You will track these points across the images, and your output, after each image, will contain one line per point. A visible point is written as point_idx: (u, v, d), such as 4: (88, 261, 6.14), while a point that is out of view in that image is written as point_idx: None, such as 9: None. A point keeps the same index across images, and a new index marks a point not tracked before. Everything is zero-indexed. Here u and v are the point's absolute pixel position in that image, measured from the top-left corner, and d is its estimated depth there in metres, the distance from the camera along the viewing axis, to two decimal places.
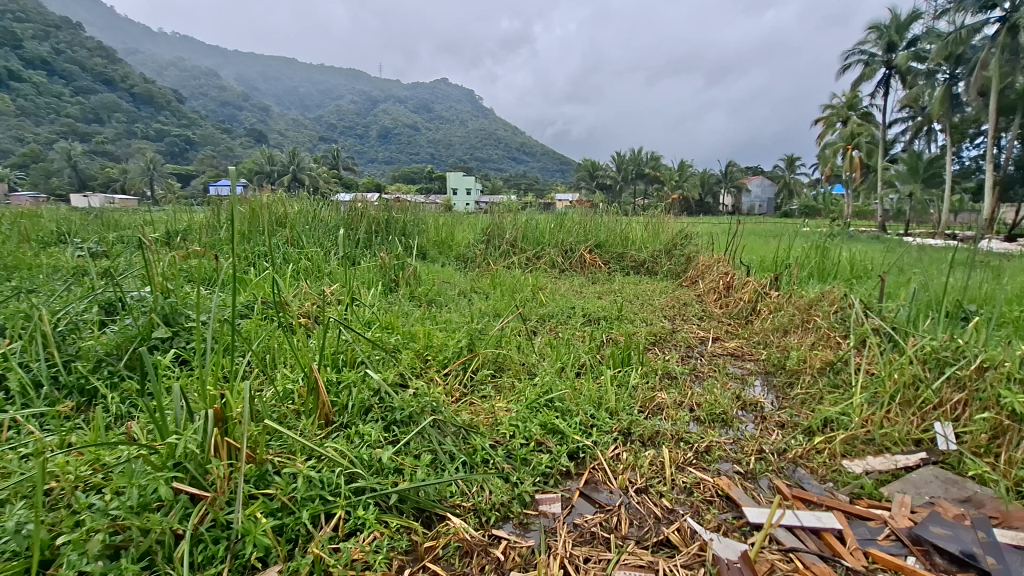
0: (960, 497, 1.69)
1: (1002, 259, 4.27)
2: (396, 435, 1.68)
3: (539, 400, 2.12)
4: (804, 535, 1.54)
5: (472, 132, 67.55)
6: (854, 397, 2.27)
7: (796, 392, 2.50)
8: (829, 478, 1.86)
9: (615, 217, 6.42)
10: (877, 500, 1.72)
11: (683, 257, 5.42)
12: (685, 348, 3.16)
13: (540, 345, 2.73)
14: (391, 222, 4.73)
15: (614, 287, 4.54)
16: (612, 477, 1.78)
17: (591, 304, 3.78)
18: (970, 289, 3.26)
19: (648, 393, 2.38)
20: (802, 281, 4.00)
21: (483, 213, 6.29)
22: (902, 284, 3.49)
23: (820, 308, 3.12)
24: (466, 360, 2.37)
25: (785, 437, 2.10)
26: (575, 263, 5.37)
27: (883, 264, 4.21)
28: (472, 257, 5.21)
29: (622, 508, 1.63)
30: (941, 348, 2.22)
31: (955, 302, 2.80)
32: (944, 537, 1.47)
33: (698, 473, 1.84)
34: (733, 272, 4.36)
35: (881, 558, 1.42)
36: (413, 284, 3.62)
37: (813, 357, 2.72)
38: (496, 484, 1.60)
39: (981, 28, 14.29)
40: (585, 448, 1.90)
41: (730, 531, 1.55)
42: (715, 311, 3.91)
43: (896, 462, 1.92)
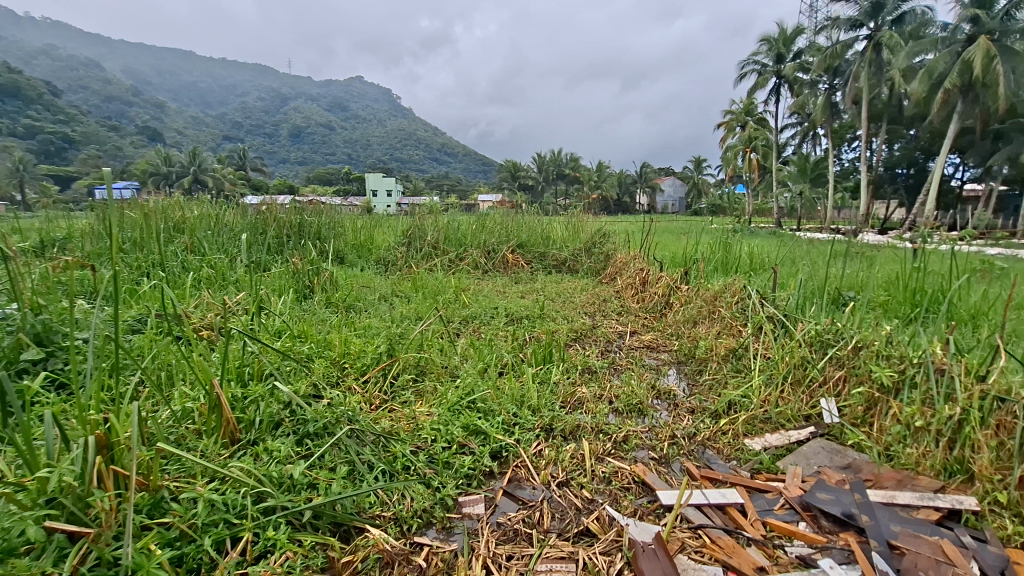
0: (842, 465, 1.88)
1: (874, 249, 4.81)
2: (309, 449, 1.61)
3: (461, 402, 2.12)
4: (710, 512, 1.65)
5: (392, 132, 66.21)
6: (753, 380, 2.48)
7: (704, 378, 2.68)
8: (733, 457, 2.01)
9: (537, 216, 6.55)
10: (773, 473, 1.89)
11: (602, 255, 5.63)
12: (604, 342, 3.28)
13: (463, 347, 2.73)
14: (305, 225, 4.52)
15: (536, 286, 4.62)
16: (535, 473, 1.82)
17: (514, 303, 3.83)
18: (848, 277, 3.64)
19: (569, 388, 2.45)
20: (708, 274, 4.28)
21: (403, 215, 6.17)
22: (792, 275, 3.84)
23: (724, 299, 3.35)
24: (385, 366, 2.32)
25: (694, 421, 2.24)
26: (498, 263, 5.42)
27: (777, 256, 4.61)
28: (393, 260, 5.12)
29: (544, 502, 1.67)
30: (824, 331, 2.47)
31: (834, 290, 3.13)
32: (829, 501, 1.64)
33: (617, 462, 1.92)
34: (647, 268, 4.58)
35: (777, 527, 1.56)
36: (329, 290, 3.49)
37: (718, 345, 2.93)
38: (417, 491, 1.58)
39: (853, 43, 15.99)
40: (507, 446, 1.92)
41: (645, 514, 1.64)
42: (632, 306, 4.10)
43: (790, 437, 2.10)
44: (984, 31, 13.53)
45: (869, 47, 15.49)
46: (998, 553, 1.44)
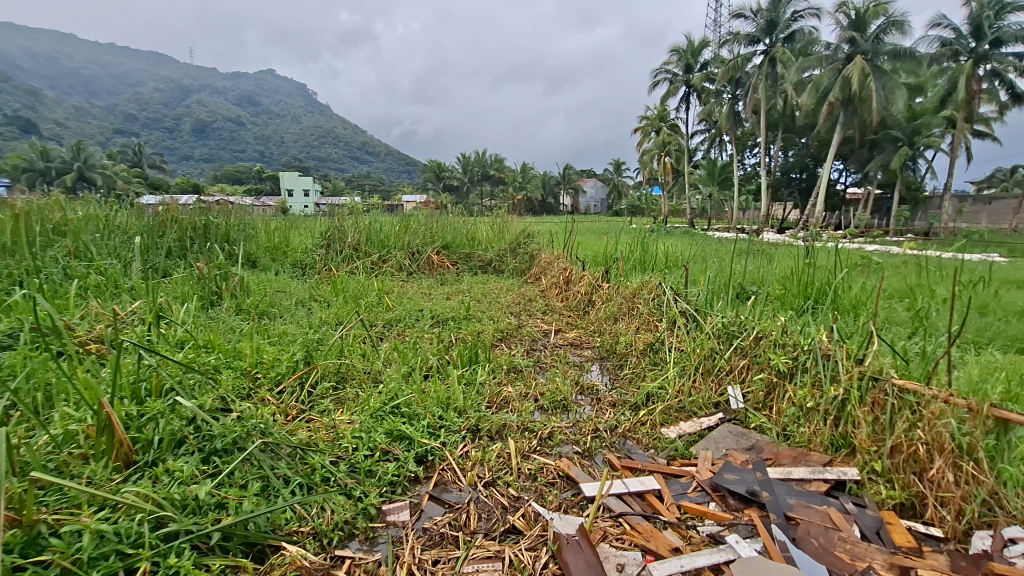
0: (746, 446, 2.04)
1: (772, 247, 5.24)
2: (216, 467, 1.51)
3: (384, 408, 2.07)
4: (630, 500, 1.72)
5: (309, 130, 63.33)
6: (668, 372, 2.62)
7: (625, 372, 2.80)
8: (651, 446, 2.11)
9: (461, 217, 6.54)
10: (687, 458, 2.01)
11: (527, 256, 5.73)
12: (530, 341, 3.34)
13: (386, 351, 2.67)
14: (212, 227, 4.21)
15: (462, 287, 4.61)
16: (461, 475, 1.81)
17: (439, 305, 3.80)
18: (750, 273, 3.94)
19: (495, 388, 2.47)
20: (627, 272, 4.47)
21: (322, 216, 5.91)
22: (702, 271, 4.09)
23: (642, 296, 3.50)
24: (302, 374, 2.22)
25: (615, 414, 2.34)
26: (423, 265, 5.36)
27: (689, 255, 4.90)
28: (311, 262, 4.91)
29: (470, 503, 1.67)
30: (730, 323, 2.65)
31: (738, 285, 3.37)
32: (734, 481, 1.77)
33: (542, 458, 1.96)
34: (571, 268, 4.71)
35: (689, 508, 1.66)
36: (240, 296, 3.28)
37: (637, 340, 3.07)
38: (338, 502, 1.53)
39: (752, 57, 17.32)
40: (433, 450, 1.90)
41: (569, 507, 1.68)
42: (557, 305, 4.20)
43: (701, 424, 2.24)
44: (859, 52, 15.15)
45: (765, 61, 16.85)
46: (875, 515, 1.61)
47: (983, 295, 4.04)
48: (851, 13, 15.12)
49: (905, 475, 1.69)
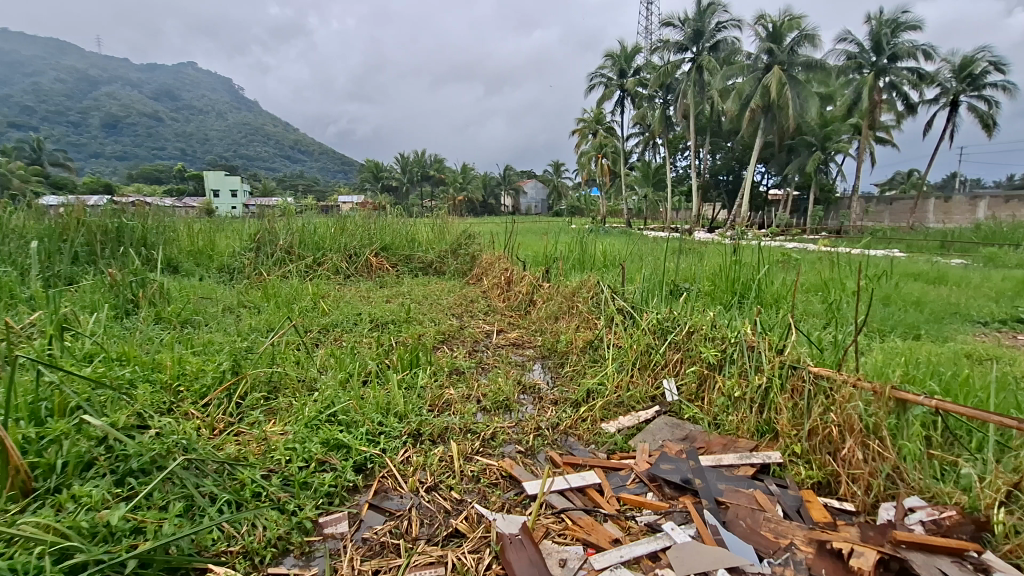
0: (681, 437, 2.13)
1: (703, 245, 5.48)
2: (132, 489, 1.40)
3: (319, 417, 1.99)
4: (572, 495, 1.76)
5: (237, 127, 60.08)
6: (607, 368, 2.70)
7: (566, 370, 2.86)
8: (592, 441, 2.16)
9: (401, 218, 6.41)
10: (626, 452, 2.07)
11: (468, 257, 5.71)
12: (472, 342, 3.33)
13: (322, 358, 2.58)
14: (126, 230, 3.90)
15: (402, 289, 4.53)
16: (403, 481, 1.78)
17: (378, 308, 3.72)
18: (683, 270, 4.10)
19: (436, 391, 2.44)
20: (566, 271, 4.55)
21: (251, 218, 5.62)
22: (637, 270, 4.23)
23: (581, 294, 3.57)
24: (229, 386, 2.10)
25: (557, 412, 2.37)
26: (361, 268, 5.22)
27: (625, 254, 5.05)
28: (239, 267, 4.66)
29: (412, 509, 1.64)
30: (664, 319, 2.75)
31: (671, 282, 3.51)
32: (670, 470, 1.84)
33: (485, 459, 1.96)
34: (511, 268, 4.73)
35: (629, 500, 1.71)
36: (159, 304, 3.05)
37: (577, 338, 3.14)
38: (270, 518, 1.47)
39: (681, 64, 18.11)
40: (373, 457, 1.86)
41: (512, 507, 1.69)
42: (498, 306, 4.21)
43: (639, 418, 2.32)
44: (777, 62, 16.20)
45: (693, 68, 17.66)
46: (795, 495, 1.73)
47: (886, 287, 4.44)
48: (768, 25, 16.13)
49: (821, 455, 1.83)
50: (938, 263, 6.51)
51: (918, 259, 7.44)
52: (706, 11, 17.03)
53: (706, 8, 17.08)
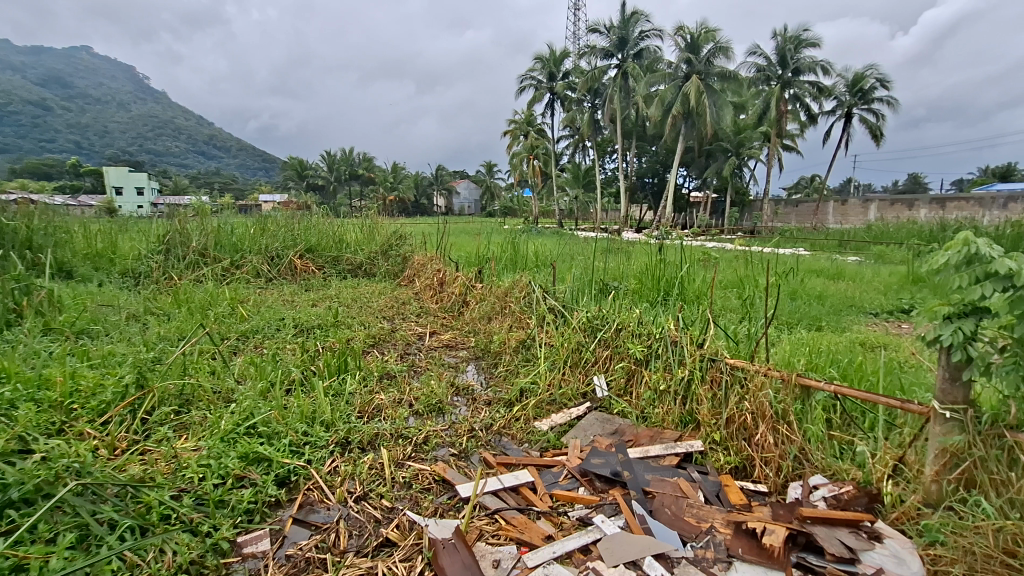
0: (611, 431, 2.19)
1: (630, 244, 5.69)
2: (13, 522, 1.24)
3: (237, 430, 1.87)
4: (505, 495, 1.76)
5: (143, 119, 55.41)
6: (539, 367, 2.74)
7: (499, 370, 2.87)
8: (525, 440, 2.18)
9: (327, 218, 6.17)
10: (558, 449, 2.11)
11: (399, 258, 5.59)
12: (404, 345, 3.27)
13: (241, 367, 2.43)
14: (7, 231, 3.49)
15: (330, 292, 4.36)
16: (330, 493, 1.71)
17: (303, 312, 3.56)
18: (611, 269, 4.23)
19: (366, 396, 2.37)
20: (499, 271, 4.57)
21: (159, 218, 5.19)
22: (568, 269, 4.32)
23: (513, 294, 3.60)
24: (134, 401, 1.92)
25: (490, 412, 2.38)
26: (284, 270, 4.98)
27: (555, 253, 5.14)
28: (145, 271, 4.31)
29: (340, 521, 1.58)
30: (594, 318, 2.83)
31: (600, 281, 3.62)
32: (600, 464, 1.89)
33: (417, 464, 1.92)
34: (444, 269, 4.68)
35: (561, 496, 1.74)
36: (49, 313, 2.75)
37: (510, 338, 3.15)
38: (181, 541, 1.36)
39: (607, 70, 18.71)
40: (297, 470, 1.77)
41: (446, 511, 1.67)
42: (430, 307, 4.16)
43: (571, 414, 2.37)
44: (695, 72, 17.13)
45: (619, 74, 18.30)
46: (715, 480, 1.83)
47: (793, 283, 4.81)
48: (686, 36, 17.01)
49: (738, 441, 1.95)
50: (836, 260, 7.14)
51: (820, 256, 8.14)
52: (630, 20, 17.73)
53: (630, 17, 17.78)
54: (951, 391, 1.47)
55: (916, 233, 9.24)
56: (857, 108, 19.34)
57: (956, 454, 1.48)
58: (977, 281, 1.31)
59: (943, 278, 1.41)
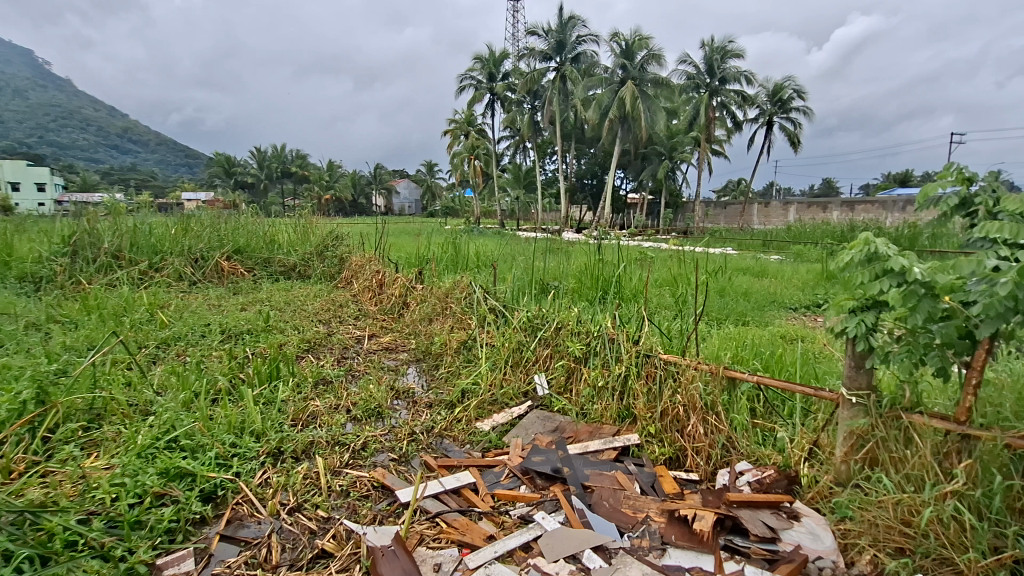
0: (552, 428, 2.22)
1: (569, 244, 5.79)
2: None
3: (156, 444, 1.75)
4: (447, 497, 1.75)
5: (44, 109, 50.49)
6: (481, 367, 2.73)
7: (441, 372, 2.84)
8: (466, 441, 2.18)
9: (257, 217, 5.87)
10: (500, 448, 2.12)
11: (336, 258, 5.41)
12: (341, 348, 3.17)
13: (161, 377, 2.27)
14: None
15: (260, 296, 4.15)
16: (261, 506, 1.63)
17: (231, 317, 3.37)
18: (551, 269, 4.29)
19: (299, 404, 2.27)
20: (439, 272, 4.51)
21: (64, 217, 4.76)
22: (509, 270, 4.33)
23: (454, 295, 3.56)
24: (34, 418, 1.75)
25: (431, 415, 2.35)
26: (210, 273, 4.70)
27: (496, 254, 5.15)
28: (48, 275, 3.93)
29: (271, 535, 1.51)
30: (534, 317, 2.85)
31: (540, 281, 3.66)
32: (541, 462, 1.91)
33: (354, 471, 1.87)
34: (383, 270, 4.58)
35: (502, 495, 1.75)
36: None
37: (451, 339, 3.13)
38: (90, 569, 1.26)
39: (546, 72, 18.99)
40: (224, 483, 1.67)
41: (385, 517, 1.64)
42: (369, 309, 4.06)
43: (512, 414, 2.38)
44: (630, 77, 17.72)
45: (557, 77, 18.62)
46: (650, 471, 1.90)
47: (722, 280, 5.07)
48: (621, 43, 17.57)
49: (671, 433, 2.04)
50: (760, 259, 7.61)
51: (746, 255, 8.63)
52: (567, 24, 18.09)
53: (567, 21, 18.14)
54: (856, 378, 1.61)
55: (830, 233, 10.01)
56: (778, 117, 20.68)
57: (862, 436, 1.61)
58: (876, 277, 1.43)
59: (848, 274, 1.54)
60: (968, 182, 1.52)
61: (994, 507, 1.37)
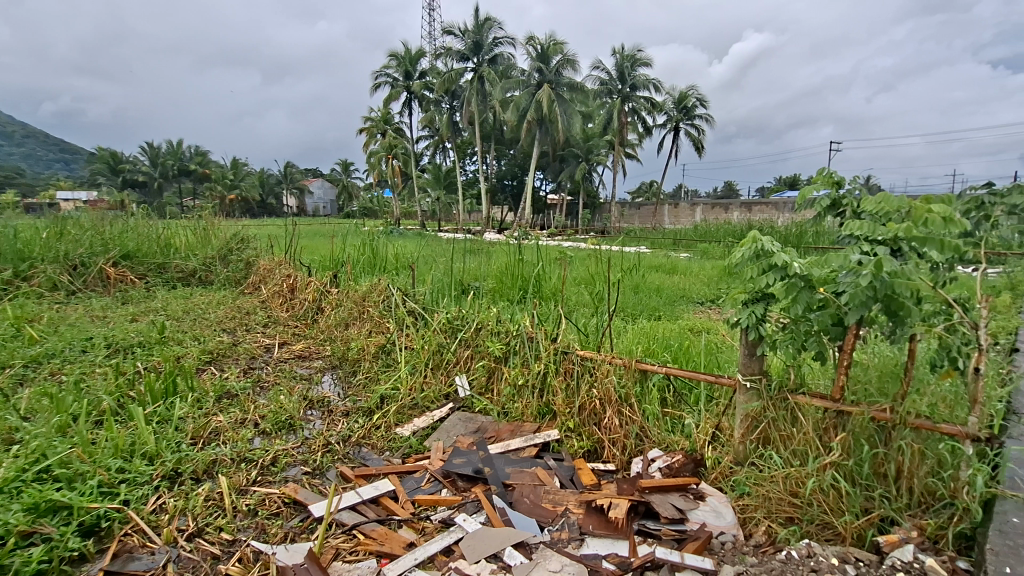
0: (473, 429, 2.22)
1: (489, 244, 5.80)
2: None
3: (23, 476, 1.54)
4: (364, 508, 1.69)
5: None
6: (400, 371, 2.67)
7: (358, 378, 2.75)
8: (386, 448, 2.12)
9: (149, 219, 5.35)
10: (421, 453, 2.09)
11: (242, 263, 5.06)
12: (248, 359, 2.97)
13: (29, 400, 2.01)
14: None
15: (153, 305, 3.79)
16: (155, 535, 1.49)
17: (118, 329, 3.04)
18: (471, 269, 4.27)
19: (200, 420, 2.10)
20: (355, 275, 4.35)
21: None
22: (429, 271, 4.26)
23: (371, 298, 3.41)
24: None
25: (348, 423, 2.27)
26: (92, 282, 4.23)
27: (416, 255, 5.05)
28: None
29: (167, 566, 1.39)
30: (454, 318, 2.82)
31: (460, 282, 3.63)
32: (462, 464, 1.90)
33: (263, 488, 1.76)
34: (294, 274, 4.33)
35: (423, 501, 1.72)
36: None
37: (368, 344, 3.02)
38: None
39: (464, 73, 18.98)
40: (110, 514, 1.51)
41: (297, 535, 1.56)
42: (279, 317, 3.84)
43: (433, 417, 2.35)
44: (546, 81, 18.15)
45: (475, 78, 18.66)
46: (569, 465, 1.95)
47: (637, 278, 5.29)
48: (537, 47, 17.95)
49: (589, 426, 2.10)
50: (672, 257, 8.05)
51: (659, 254, 9.10)
52: (483, 26, 18.20)
53: (483, 23, 18.26)
54: (750, 364, 1.75)
55: (732, 233, 10.80)
56: (684, 123, 22.03)
57: (756, 417, 1.75)
58: (763, 272, 1.56)
59: (741, 269, 1.66)
60: (837, 185, 1.70)
61: (864, 473, 1.53)
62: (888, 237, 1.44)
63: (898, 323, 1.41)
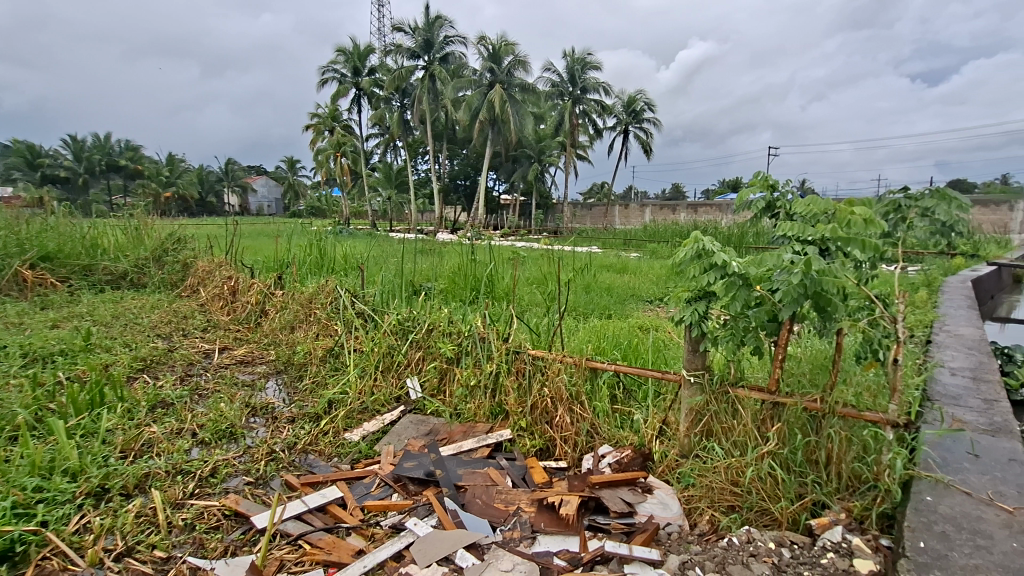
0: (425, 432, 2.19)
1: (441, 244, 5.75)
2: None
3: None
4: (311, 517, 1.64)
5: None
6: (348, 375, 2.61)
7: (305, 383, 2.67)
8: (334, 454, 2.07)
9: (71, 217, 4.97)
10: (371, 458, 2.04)
11: (178, 264, 4.79)
12: (185, 365, 2.82)
13: None
14: None
15: (77, 309, 3.54)
16: (79, 556, 1.39)
17: (37, 336, 2.81)
18: (422, 270, 4.21)
19: (131, 432, 1.97)
20: (300, 276, 4.20)
21: None
22: (379, 272, 4.16)
23: (318, 300, 3.28)
24: None
25: (294, 430, 2.19)
26: (6, 286, 3.89)
27: (365, 255, 4.93)
28: None
29: None
30: (404, 320, 2.76)
31: (411, 283, 3.58)
32: (413, 467, 1.87)
33: (201, 501, 1.67)
34: (235, 275, 4.13)
35: (372, 507, 1.68)
36: None
37: (315, 347, 2.92)
38: None
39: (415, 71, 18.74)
40: (27, 537, 1.40)
41: (238, 548, 1.49)
42: (220, 321, 3.67)
43: (383, 420, 2.31)
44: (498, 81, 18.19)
45: (426, 77, 18.46)
46: (521, 464, 1.96)
47: (588, 277, 5.37)
48: (488, 47, 17.96)
49: (541, 425, 2.12)
50: (622, 256, 8.23)
51: (609, 254, 9.29)
52: (434, 24, 18.03)
53: (434, 21, 18.10)
54: (693, 360, 1.81)
55: (679, 233, 11.17)
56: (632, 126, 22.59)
57: (699, 411, 1.82)
58: (705, 270, 1.62)
59: (684, 268, 1.72)
60: (772, 188, 1.78)
61: (797, 460, 1.62)
62: (817, 238, 1.53)
63: (826, 318, 1.50)
